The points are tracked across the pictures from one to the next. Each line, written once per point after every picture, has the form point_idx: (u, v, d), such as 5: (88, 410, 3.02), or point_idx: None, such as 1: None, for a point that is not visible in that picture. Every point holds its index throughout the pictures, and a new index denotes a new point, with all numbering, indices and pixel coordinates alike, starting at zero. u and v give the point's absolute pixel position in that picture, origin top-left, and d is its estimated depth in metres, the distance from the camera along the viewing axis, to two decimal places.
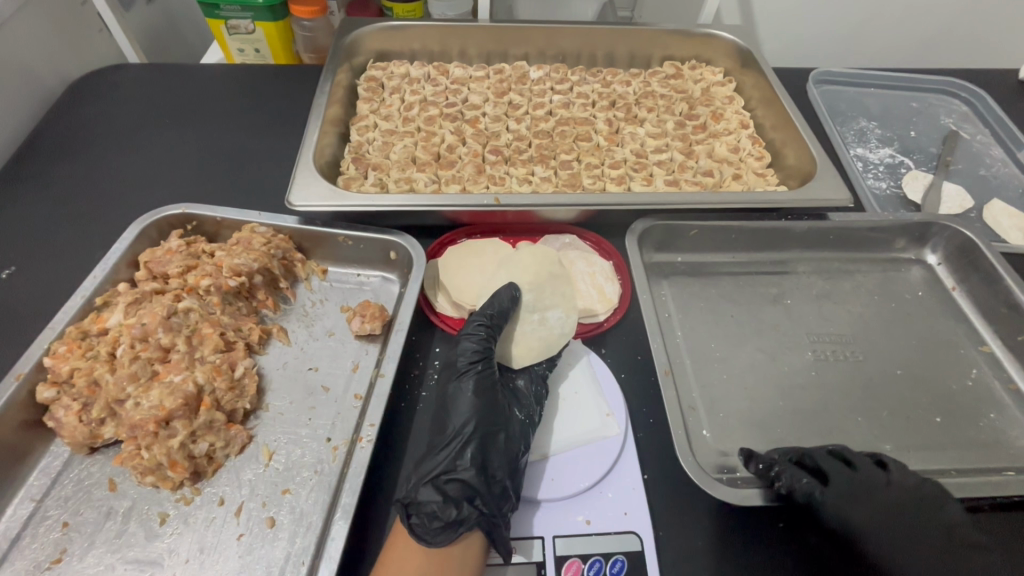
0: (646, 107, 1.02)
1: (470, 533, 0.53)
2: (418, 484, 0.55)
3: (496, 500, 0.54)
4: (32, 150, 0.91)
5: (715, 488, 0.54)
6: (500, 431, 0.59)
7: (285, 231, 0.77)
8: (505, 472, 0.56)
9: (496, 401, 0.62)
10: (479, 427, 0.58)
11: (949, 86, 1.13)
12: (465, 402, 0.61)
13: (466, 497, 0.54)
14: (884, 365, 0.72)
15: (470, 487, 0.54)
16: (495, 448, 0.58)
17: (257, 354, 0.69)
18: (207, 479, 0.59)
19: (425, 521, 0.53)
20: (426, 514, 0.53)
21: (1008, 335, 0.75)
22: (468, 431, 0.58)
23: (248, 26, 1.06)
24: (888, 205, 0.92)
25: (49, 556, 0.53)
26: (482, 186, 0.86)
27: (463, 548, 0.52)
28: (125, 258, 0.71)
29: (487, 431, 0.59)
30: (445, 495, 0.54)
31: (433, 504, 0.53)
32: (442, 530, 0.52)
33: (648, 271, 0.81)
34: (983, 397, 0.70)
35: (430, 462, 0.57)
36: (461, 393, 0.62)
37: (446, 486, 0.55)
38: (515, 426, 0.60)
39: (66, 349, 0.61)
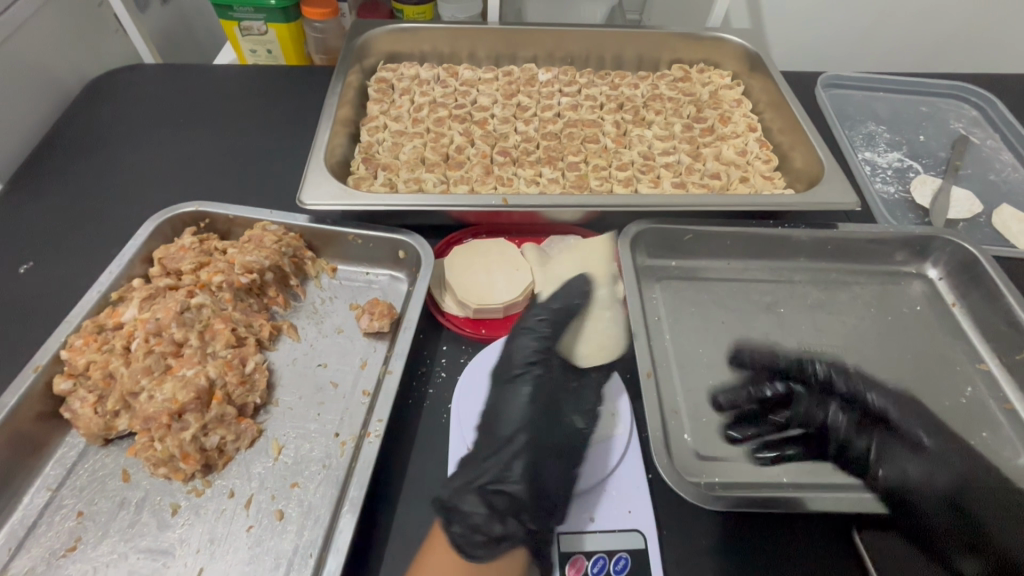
0: (654, 110, 1.02)
1: (514, 548, 0.54)
2: (462, 492, 0.57)
3: (542, 516, 0.56)
4: (52, 148, 0.93)
5: (686, 489, 0.56)
6: (548, 444, 0.61)
7: (296, 229, 0.78)
8: (552, 488, 0.58)
9: (549, 412, 0.63)
10: (530, 440, 0.60)
11: (957, 90, 1.13)
12: (515, 409, 0.63)
13: (512, 511, 0.56)
14: (876, 378, 0.72)
15: (516, 500, 0.56)
16: (547, 463, 0.59)
17: (267, 349, 0.70)
18: (218, 472, 0.60)
19: (468, 533, 0.54)
20: (470, 525, 0.55)
21: (1007, 352, 0.75)
22: (517, 444, 0.60)
23: (261, 28, 1.07)
24: (896, 209, 0.92)
25: (64, 544, 0.55)
26: (490, 187, 0.87)
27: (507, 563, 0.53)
28: (140, 255, 0.73)
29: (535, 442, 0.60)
30: (489, 507, 0.56)
31: (477, 517, 0.55)
32: (483, 542, 0.54)
33: (642, 274, 0.81)
34: (980, 414, 0.70)
35: (476, 469, 0.59)
36: (513, 404, 0.64)
37: (489, 496, 0.56)
38: (564, 434, 0.62)
39: (83, 342, 0.63)
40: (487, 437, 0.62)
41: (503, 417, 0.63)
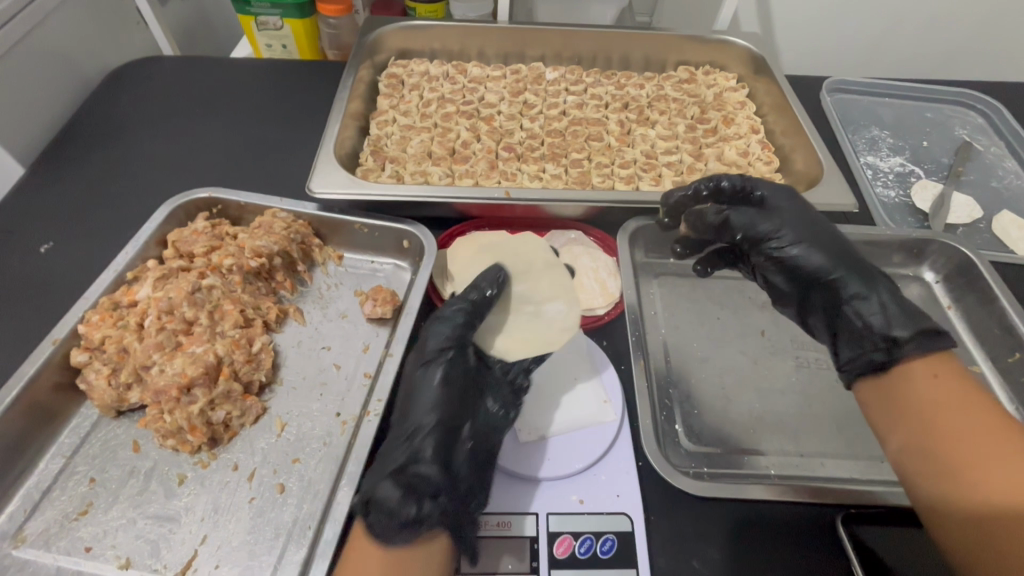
0: (658, 110, 1.04)
1: (430, 535, 0.50)
2: (376, 479, 0.53)
3: (460, 498, 0.53)
4: (74, 135, 0.96)
5: (676, 477, 0.60)
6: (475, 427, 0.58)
7: (305, 217, 0.81)
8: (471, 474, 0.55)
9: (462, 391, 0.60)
10: (440, 419, 0.57)
11: (964, 96, 1.14)
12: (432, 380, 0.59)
13: (428, 492, 0.51)
14: None
15: (432, 482, 0.52)
16: (460, 443, 0.57)
17: (274, 331, 0.73)
18: (223, 445, 0.62)
19: (382, 519, 0.49)
20: (383, 512, 0.50)
21: (999, 356, 0.76)
22: (430, 422, 0.57)
23: (276, 22, 1.10)
24: (896, 213, 0.93)
25: (76, 508, 0.57)
26: (494, 181, 0.89)
27: (432, 547, 0.49)
28: (155, 237, 0.76)
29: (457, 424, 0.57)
30: (406, 491, 0.51)
31: (391, 501, 0.50)
32: (400, 531, 0.49)
33: (639, 270, 0.83)
34: None
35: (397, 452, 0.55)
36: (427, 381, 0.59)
37: (413, 486, 0.51)
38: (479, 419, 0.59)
39: (99, 318, 0.66)
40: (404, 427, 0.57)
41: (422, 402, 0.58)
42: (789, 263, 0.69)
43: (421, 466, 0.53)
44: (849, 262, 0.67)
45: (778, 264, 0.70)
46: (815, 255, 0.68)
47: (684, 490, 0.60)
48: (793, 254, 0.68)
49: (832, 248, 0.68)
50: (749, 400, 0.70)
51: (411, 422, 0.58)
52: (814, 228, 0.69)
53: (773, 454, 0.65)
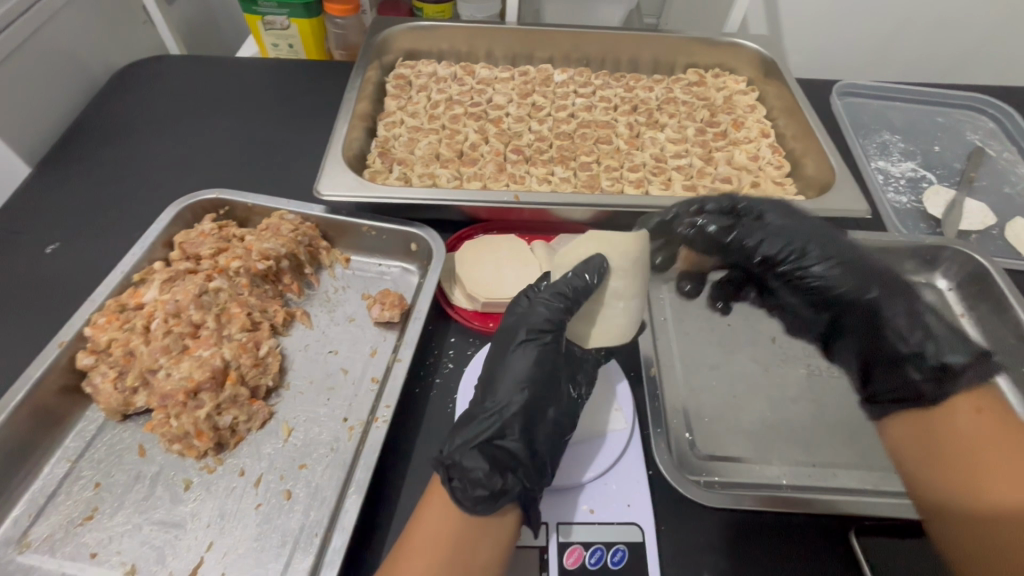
0: (668, 113, 1.03)
1: (507, 505, 0.53)
2: (461, 447, 0.55)
3: (537, 474, 0.55)
4: (81, 134, 0.96)
5: (687, 487, 0.60)
6: (557, 404, 0.60)
7: (312, 219, 0.80)
8: (550, 449, 0.57)
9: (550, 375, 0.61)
10: (529, 398, 0.59)
11: (975, 101, 1.12)
12: (519, 364, 0.61)
13: (510, 466, 0.54)
14: None
15: (515, 456, 0.55)
16: (541, 422, 0.58)
17: (280, 335, 0.72)
18: (230, 450, 0.62)
19: (468, 486, 0.52)
20: (470, 479, 0.52)
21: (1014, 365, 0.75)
22: (518, 401, 0.58)
23: (283, 22, 1.10)
24: (907, 219, 0.92)
25: (81, 513, 0.57)
26: (503, 184, 0.89)
27: (504, 515, 0.53)
28: (161, 239, 0.75)
29: (542, 400, 0.59)
30: (491, 462, 0.53)
31: (479, 471, 0.52)
32: (484, 500, 0.51)
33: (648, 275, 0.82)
34: None
35: (479, 424, 0.57)
36: (518, 362, 0.61)
37: (496, 459, 0.54)
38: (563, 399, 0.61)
39: (105, 320, 0.65)
40: (486, 401, 0.59)
41: (512, 376, 0.60)
42: (815, 285, 0.68)
43: (505, 442, 0.55)
44: (873, 276, 0.67)
45: (801, 285, 0.70)
46: (840, 278, 0.67)
47: (695, 500, 0.60)
48: (821, 276, 0.68)
49: (861, 268, 0.67)
50: (760, 409, 0.69)
51: (498, 395, 0.59)
52: (829, 244, 0.68)
53: (785, 464, 0.64)
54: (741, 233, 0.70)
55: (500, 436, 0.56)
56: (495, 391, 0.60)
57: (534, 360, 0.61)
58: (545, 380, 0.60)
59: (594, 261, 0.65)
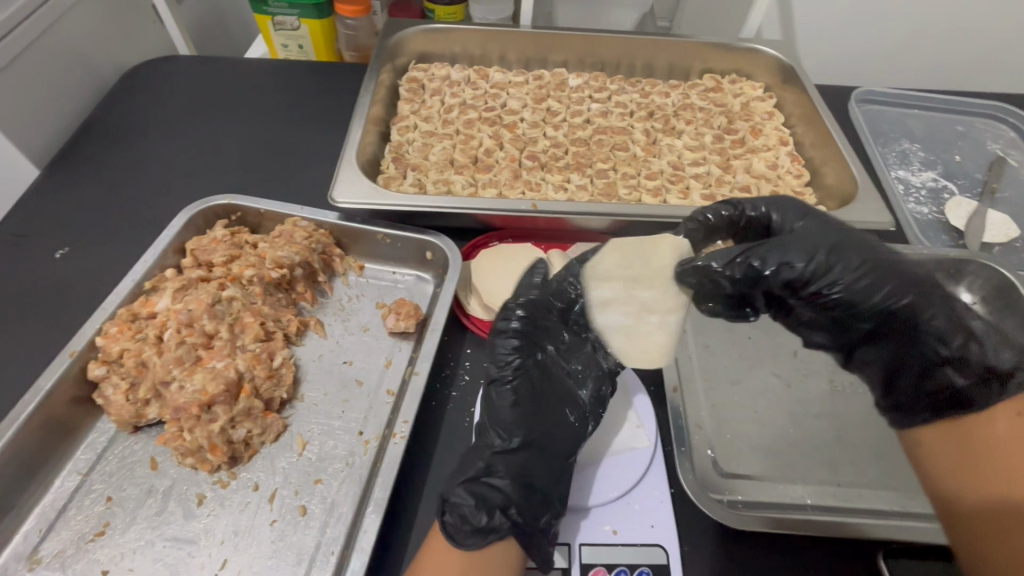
0: (685, 119, 1.02)
1: (498, 540, 0.52)
2: (451, 486, 0.55)
3: (530, 508, 0.54)
4: (89, 136, 0.94)
5: (710, 506, 0.58)
6: (550, 438, 0.58)
7: (326, 226, 0.79)
8: (547, 481, 0.56)
9: (540, 407, 0.60)
10: (516, 432, 0.58)
11: (996, 109, 1.11)
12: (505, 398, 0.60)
13: (500, 505, 0.53)
14: None
15: (504, 494, 0.54)
16: (535, 456, 0.57)
17: (294, 345, 0.71)
18: (243, 464, 0.61)
19: (456, 522, 0.52)
20: (458, 516, 0.52)
21: None
22: (506, 436, 0.58)
23: (294, 23, 1.08)
24: (929, 230, 0.91)
25: (93, 529, 0.56)
26: (518, 191, 0.87)
27: (499, 551, 0.52)
28: (173, 245, 0.74)
29: (534, 435, 0.58)
30: (479, 499, 0.53)
31: (466, 508, 0.52)
32: (472, 535, 0.51)
33: None
34: None
35: (469, 462, 0.57)
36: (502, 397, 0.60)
37: (484, 495, 0.54)
38: (558, 431, 0.59)
39: (117, 330, 0.64)
40: (479, 438, 0.59)
41: (499, 415, 0.59)
42: (841, 300, 0.63)
43: (493, 480, 0.55)
44: (907, 280, 0.62)
45: (825, 303, 0.64)
46: (868, 288, 0.62)
47: (718, 520, 0.58)
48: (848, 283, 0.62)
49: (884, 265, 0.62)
50: (783, 425, 0.67)
51: (487, 430, 0.59)
52: (849, 248, 0.62)
53: (812, 483, 0.62)
54: (748, 253, 0.62)
55: (489, 473, 0.56)
56: (485, 426, 0.60)
57: (519, 395, 0.60)
58: (534, 414, 0.60)
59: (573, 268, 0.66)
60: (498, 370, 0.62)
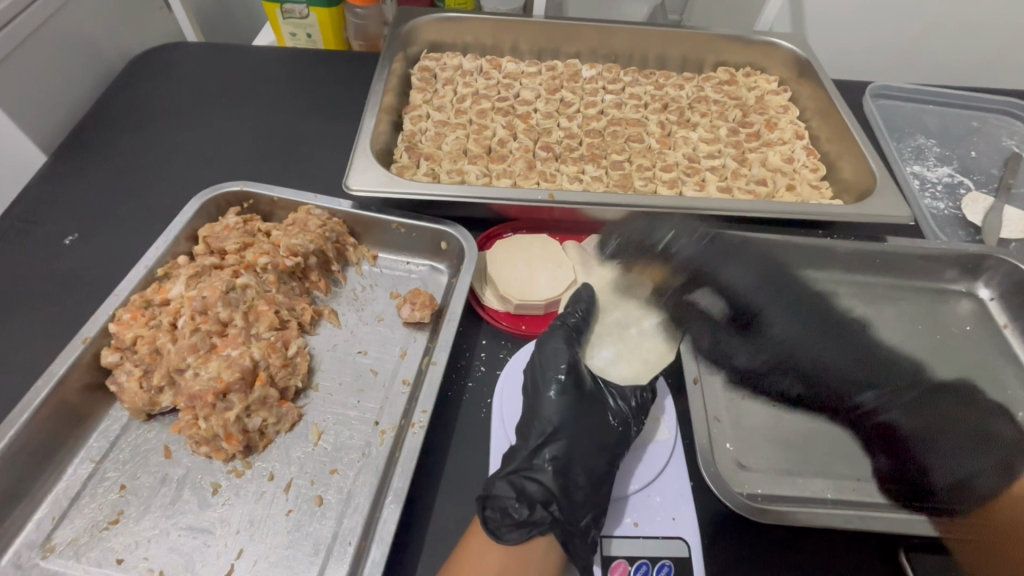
0: (699, 112, 1.01)
1: (540, 535, 0.53)
2: (492, 477, 0.57)
3: (571, 507, 0.55)
4: (98, 121, 0.93)
5: (729, 495, 0.57)
6: (595, 438, 0.59)
7: (339, 215, 0.78)
8: (589, 483, 0.56)
9: (584, 408, 0.62)
10: (560, 429, 0.59)
11: (1012, 105, 1.10)
12: (547, 400, 0.61)
13: (541, 500, 0.55)
14: None
15: (547, 490, 0.55)
16: (577, 454, 0.58)
17: (308, 334, 0.70)
18: (258, 454, 0.60)
19: (497, 515, 0.53)
20: (499, 509, 0.54)
21: None
22: (550, 433, 0.59)
23: (303, 11, 1.06)
24: (945, 225, 0.90)
25: (106, 517, 0.55)
26: (533, 182, 0.86)
27: (539, 547, 0.53)
28: (185, 232, 0.73)
29: (576, 436, 0.59)
30: (519, 492, 0.55)
31: (507, 500, 0.54)
32: (513, 530, 0.53)
33: None
34: None
35: (511, 455, 0.58)
36: (547, 396, 0.61)
37: (525, 489, 0.55)
38: (603, 432, 0.59)
39: (130, 316, 0.63)
40: (523, 429, 0.60)
41: (542, 417, 0.60)
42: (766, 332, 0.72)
43: (537, 475, 0.56)
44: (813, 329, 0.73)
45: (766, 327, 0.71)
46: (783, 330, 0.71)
47: (734, 511, 0.58)
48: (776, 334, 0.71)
49: (790, 312, 0.73)
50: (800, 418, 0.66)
51: (531, 425, 0.60)
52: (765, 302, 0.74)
53: (832, 476, 0.62)
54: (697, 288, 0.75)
55: (531, 470, 0.57)
56: (528, 421, 0.60)
57: (561, 398, 0.61)
58: (576, 415, 0.61)
59: (581, 299, 0.72)
60: (544, 373, 0.63)
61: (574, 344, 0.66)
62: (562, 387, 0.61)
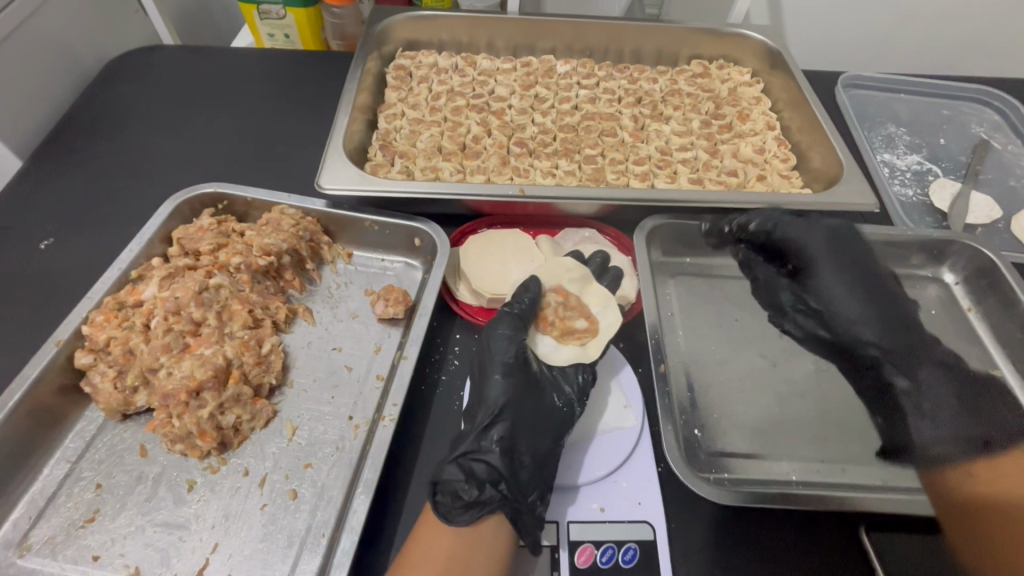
0: (672, 105, 1.02)
1: (491, 515, 0.54)
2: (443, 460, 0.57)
3: (519, 486, 0.56)
4: (74, 126, 0.93)
5: (699, 486, 0.57)
6: (541, 420, 0.60)
7: (313, 214, 0.79)
8: (536, 462, 0.57)
9: (528, 390, 0.62)
10: (506, 411, 0.60)
11: (982, 93, 1.11)
12: (489, 386, 0.61)
13: (489, 479, 0.55)
14: None
15: (494, 470, 0.56)
16: (523, 434, 0.59)
17: (283, 332, 0.71)
18: (233, 450, 0.61)
19: (448, 499, 0.54)
20: (450, 493, 0.54)
21: (1020, 360, 0.75)
22: (494, 416, 0.59)
23: (279, 11, 1.06)
24: (913, 212, 0.92)
25: (83, 515, 0.56)
26: (507, 177, 0.87)
27: (488, 529, 0.54)
28: (159, 234, 0.73)
29: (521, 418, 0.60)
30: (468, 474, 0.56)
31: (456, 483, 0.55)
32: (463, 512, 0.53)
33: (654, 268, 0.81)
34: None
35: (458, 440, 0.59)
36: (490, 380, 0.62)
37: (473, 471, 0.56)
38: (546, 413, 0.61)
39: (103, 318, 0.64)
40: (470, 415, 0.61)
41: (487, 402, 0.61)
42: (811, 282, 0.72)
43: (482, 456, 0.57)
44: (884, 332, 0.68)
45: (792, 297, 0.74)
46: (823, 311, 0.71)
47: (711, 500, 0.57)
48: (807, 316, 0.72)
49: (845, 271, 0.71)
50: (767, 404, 0.68)
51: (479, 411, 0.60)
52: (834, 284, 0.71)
53: (794, 458, 0.64)
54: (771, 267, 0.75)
55: (479, 452, 0.57)
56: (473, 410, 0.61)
57: (505, 384, 0.61)
58: (521, 398, 0.61)
59: (531, 284, 0.68)
60: (487, 360, 0.63)
61: (521, 327, 0.65)
62: (505, 372, 0.62)
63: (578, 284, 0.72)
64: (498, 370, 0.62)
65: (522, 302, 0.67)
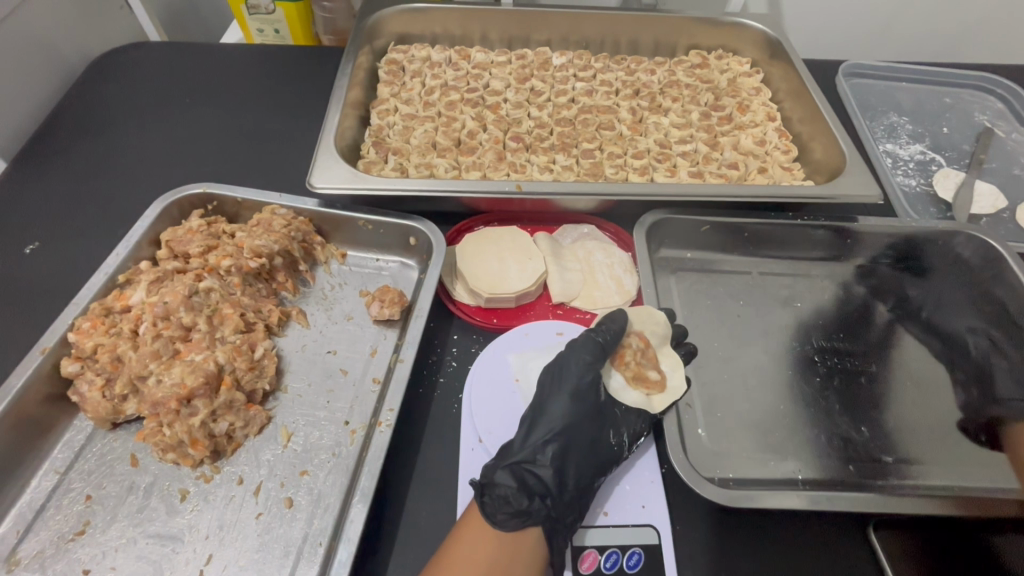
0: (671, 96, 1.00)
1: (532, 527, 0.53)
2: (497, 464, 0.57)
3: (564, 506, 0.54)
4: (58, 127, 0.91)
5: (704, 487, 0.55)
6: (596, 445, 0.58)
7: (305, 214, 0.77)
8: (584, 486, 0.56)
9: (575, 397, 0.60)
10: (567, 429, 0.58)
11: (984, 80, 1.10)
12: (552, 402, 0.60)
13: (538, 492, 0.54)
14: (895, 378, 0.71)
15: (545, 485, 0.55)
16: (579, 455, 0.57)
17: (276, 336, 0.69)
18: (227, 458, 0.59)
19: (495, 503, 0.53)
20: (498, 497, 0.54)
21: None
22: (553, 433, 0.58)
23: (268, 7, 1.03)
24: (916, 203, 0.90)
25: (72, 528, 0.54)
26: (503, 173, 0.85)
27: (529, 539, 0.52)
28: (147, 236, 0.72)
29: (578, 441, 0.58)
30: (520, 483, 0.55)
31: (507, 489, 0.54)
32: (510, 518, 0.52)
33: (654, 265, 0.80)
34: (995, 415, 0.69)
35: (511, 448, 0.58)
36: (558, 395, 0.60)
37: (526, 482, 0.55)
38: (605, 442, 0.58)
39: (90, 325, 0.62)
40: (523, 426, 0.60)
41: (550, 417, 0.59)
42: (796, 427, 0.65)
43: (537, 469, 0.56)
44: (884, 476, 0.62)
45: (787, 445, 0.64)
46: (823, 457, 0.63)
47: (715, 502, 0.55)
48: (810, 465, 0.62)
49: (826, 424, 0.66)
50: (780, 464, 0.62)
51: (538, 427, 0.59)
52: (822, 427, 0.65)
53: (804, 458, 0.63)
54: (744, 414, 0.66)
55: (532, 463, 0.56)
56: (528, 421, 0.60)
57: (573, 405, 0.60)
58: (581, 419, 0.60)
59: (621, 319, 0.65)
60: (557, 374, 0.62)
61: (602, 350, 0.63)
62: (570, 391, 0.60)
63: (661, 339, 0.66)
64: (568, 389, 0.61)
65: (611, 335, 0.64)
